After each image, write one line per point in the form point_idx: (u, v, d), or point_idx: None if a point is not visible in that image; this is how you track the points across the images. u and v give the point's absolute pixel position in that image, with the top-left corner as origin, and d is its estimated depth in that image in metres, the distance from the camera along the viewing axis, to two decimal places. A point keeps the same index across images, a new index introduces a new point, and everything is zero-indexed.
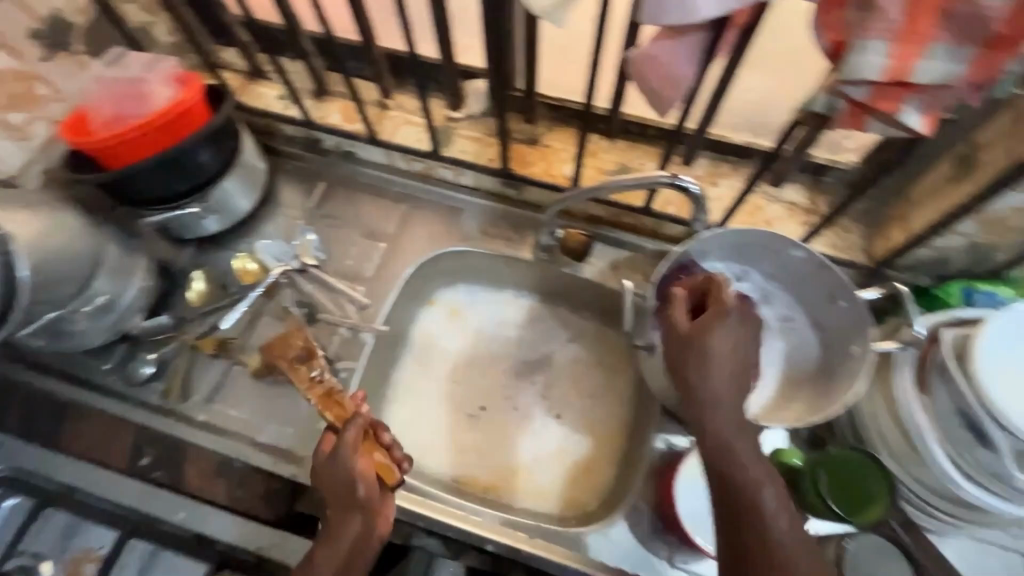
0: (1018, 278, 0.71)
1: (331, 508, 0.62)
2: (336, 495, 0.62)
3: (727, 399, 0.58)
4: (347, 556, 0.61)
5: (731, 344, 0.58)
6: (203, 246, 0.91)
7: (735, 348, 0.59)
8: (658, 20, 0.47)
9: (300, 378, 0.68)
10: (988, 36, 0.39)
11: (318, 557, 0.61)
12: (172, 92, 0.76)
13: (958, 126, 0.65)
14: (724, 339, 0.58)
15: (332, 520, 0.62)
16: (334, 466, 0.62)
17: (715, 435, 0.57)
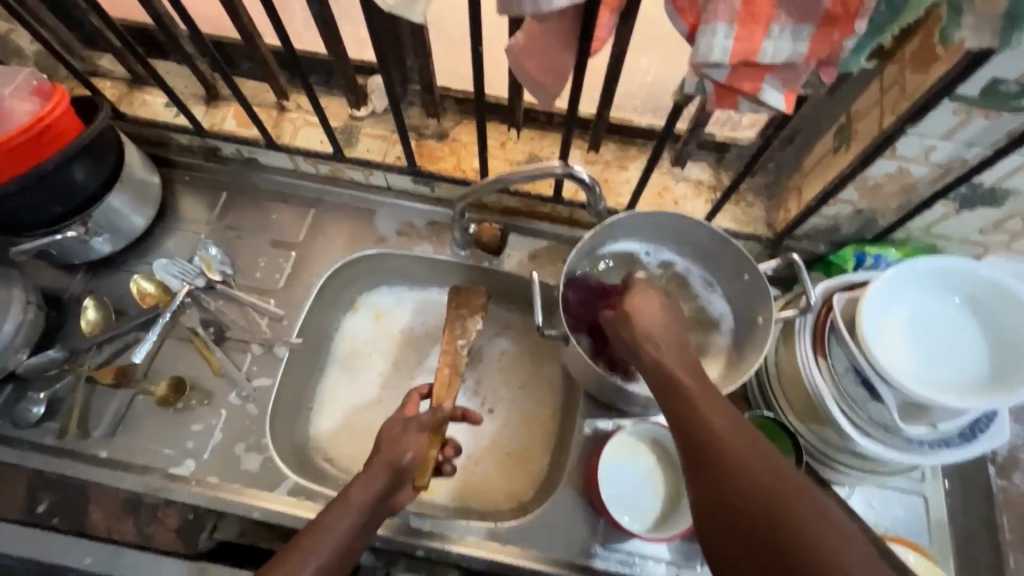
0: (903, 239, 0.76)
1: (376, 458, 0.64)
2: (388, 451, 0.64)
3: (656, 339, 0.58)
4: (376, 502, 0.61)
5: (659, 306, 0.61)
6: (95, 270, 0.84)
7: (660, 306, 0.62)
8: (512, 10, 0.44)
9: (449, 339, 0.80)
10: (823, 13, 0.40)
11: (354, 492, 0.60)
12: (32, 106, 0.69)
13: (838, 99, 0.68)
14: (645, 301, 0.62)
15: (375, 469, 0.62)
16: (409, 425, 0.67)
17: (658, 367, 0.56)
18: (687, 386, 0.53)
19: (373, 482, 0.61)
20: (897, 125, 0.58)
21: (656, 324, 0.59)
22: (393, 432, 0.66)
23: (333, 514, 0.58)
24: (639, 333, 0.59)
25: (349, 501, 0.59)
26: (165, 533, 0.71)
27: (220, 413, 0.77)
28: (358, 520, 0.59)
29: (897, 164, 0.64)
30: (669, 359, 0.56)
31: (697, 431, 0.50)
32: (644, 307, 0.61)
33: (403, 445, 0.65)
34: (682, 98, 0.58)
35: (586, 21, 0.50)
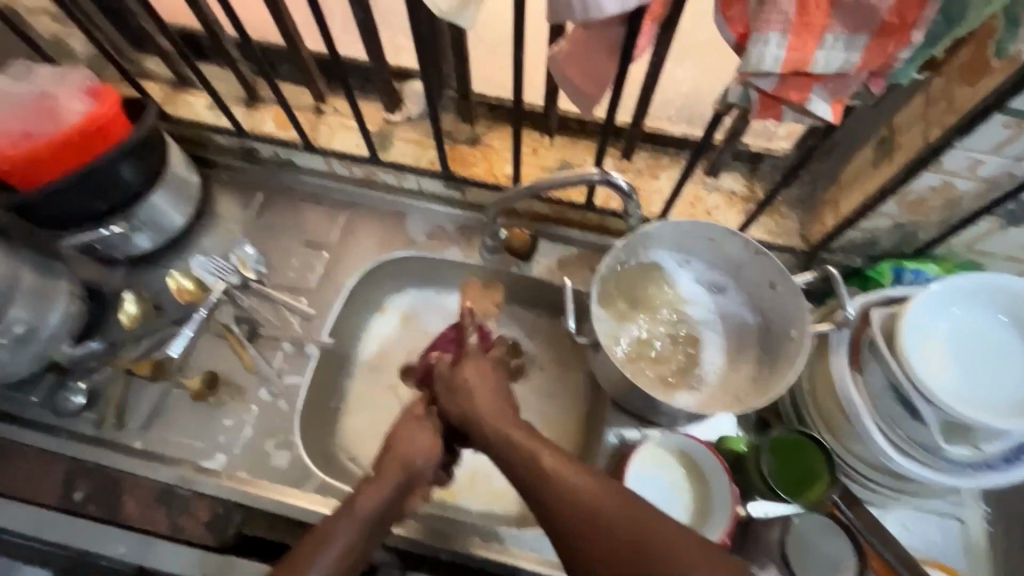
0: (944, 255, 0.74)
1: (389, 456, 0.66)
2: (400, 451, 0.67)
3: (481, 414, 0.66)
4: (384, 505, 0.62)
5: (487, 375, 0.71)
6: (136, 265, 0.87)
7: (488, 375, 0.71)
8: (561, 16, 0.44)
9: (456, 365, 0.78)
10: (878, 24, 0.40)
11: (360, 499, 0.61)
12: (85, 106, 0.72)
13: (879, 111, 0.67)
14: (473, 370, 0.71)
15: (387, 473, 0.64)
16: (423, 424, 0.71)
17: (501, 436, 0.63)
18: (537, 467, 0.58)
19: (382, 488, 0.63)
20: (944, 137, 0.57)
21: (486, 396, 0.68)
22: (408, 441, 0.68)
23: (340, 521, 0.58)
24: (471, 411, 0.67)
25: (357, 508, 0.60)
26: (195, 525, 0.72)
27: (251, 408, 0.78)
28: (363, 528, 0.59)
29: (941, 178, 0.63)
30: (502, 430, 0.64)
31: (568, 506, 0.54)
32: (471, 373, 0.71)
33: (412, 449, 0.68)
34: (722, 108, 0.58)
35: (630, 29, 0.50)
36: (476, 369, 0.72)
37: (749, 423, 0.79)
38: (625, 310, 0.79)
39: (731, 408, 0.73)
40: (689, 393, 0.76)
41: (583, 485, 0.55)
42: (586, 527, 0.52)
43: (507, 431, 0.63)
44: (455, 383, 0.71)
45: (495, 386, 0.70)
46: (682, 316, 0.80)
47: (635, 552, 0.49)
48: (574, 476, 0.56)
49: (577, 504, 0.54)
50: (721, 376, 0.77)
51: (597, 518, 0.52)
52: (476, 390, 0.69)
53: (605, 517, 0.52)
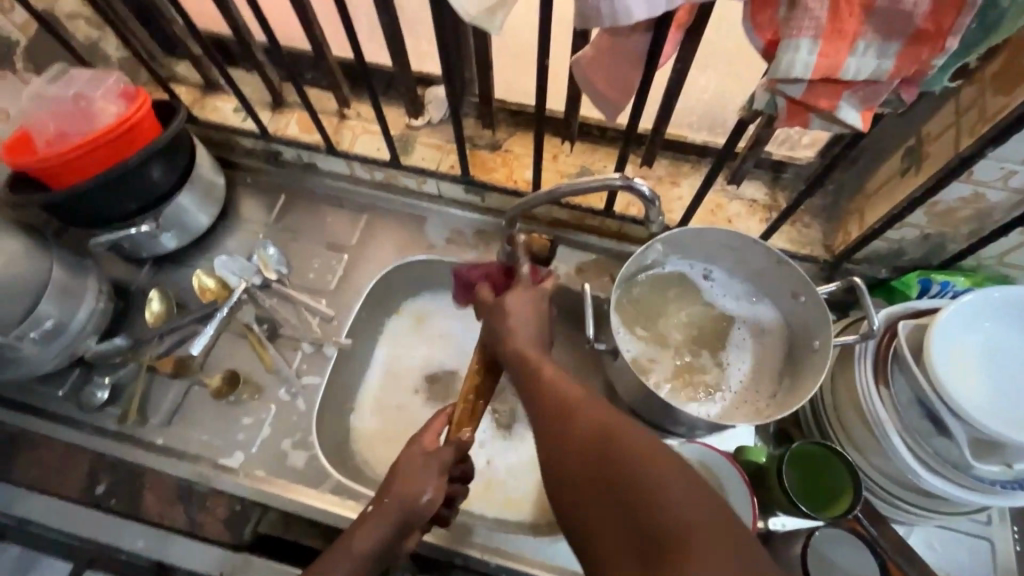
0: (972, 267, 0.72)
1: (387, 496, 0.61)
2: (400, 493, 0.61)
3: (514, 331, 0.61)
4: (383, 544, 0.60)
5: (534, 310, 0.63)
6: (161, 264, 0.89)
7: (536, 310, 0.64)
8: (590, 24, 0.43)
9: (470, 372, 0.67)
10: (912, 31, 0.40)
11: (355, 539, 0.59)
12: (118, 108, 0.74)
13: (908, 120, 0.66)
14: (521, 300, 0.63)
15: (384, 510, 0.60)
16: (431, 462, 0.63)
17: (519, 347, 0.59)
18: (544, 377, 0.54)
19: (378, 526, 0.60)
20: (975, 147, 0.56)
21: (525, 324, 0.61)
22: (410, 475, 0.62)
23: (330, 561, 0.58)
24: (506, 332, 0.61)
25: (349, 550, 0.59)
26: (213, 523, 0.73)
27: (269, 407, 0.79)
28: (361, 565, 0.59)
29: (972, 189, 0.61)
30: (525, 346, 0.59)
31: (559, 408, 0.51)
32: (514, 301, 0.63)
33: (418, 484, 0.62)
34: (747, 114, 0.58)
35: (658, 35, 0.50)
36: (519, 288, 0.65)
37: (768, 435, 0.78)
38: (644, 316, 0.78)
39: (752, 419, 0.71)
40: (709, 404, 0.75)
41: (579, 396, 0.51)
42: (569, 434, 0.48)
43: (525, 349, 0.59)
44: (498, 305, 0.64)
45: (539, 314, 0.63)
46: (705, 326, 0.79)
47: (612, 453, 0.45)
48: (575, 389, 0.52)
49: (570, 413, 0.50)
50: (743, 388, 0.76)
51: (581, 425, 0.48)
52: (516, 309, 0.62)
53: (588, 423, 0.48)
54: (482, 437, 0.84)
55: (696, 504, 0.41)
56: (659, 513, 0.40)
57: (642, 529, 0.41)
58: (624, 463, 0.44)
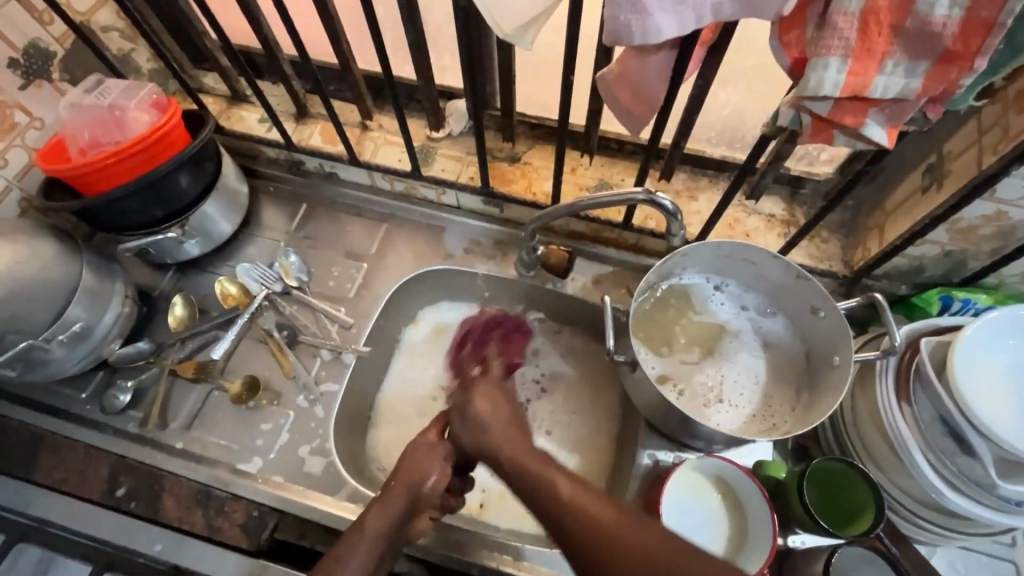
0: (994, 285, 0.72)
1: (395, 479, 0.65)
2: (407, 474, 0.65)
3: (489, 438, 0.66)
4: (393, 528, 0.62)
5: (494, 402, 0.68)
6: (184, 270, 0.90)
7: (496, 405, 0.68)
8: (621, 42, 0.44)
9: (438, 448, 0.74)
10: (941, 51, 0.40)
11: (368, 521, 0.61)
12: (150, 119, 0.76)
13: (930, 138, 0.66)
14: (481, 400, 0.69)
15: (394, 493, 0.63)
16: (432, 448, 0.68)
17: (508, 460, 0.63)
18: (561, 493, 0.57)
19: (387, 509, 0.62)
20: (999, 165, 0.56)
21: (496, 423, 0.66)
22: (416, 461, 0.66)
23: (347, 545, 0.59)
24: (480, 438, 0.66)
25: (364, 529, 0.60)
26: (231, 528, 0.70)
27: (288, 413, 0.79)
28: (378, 545, 0.60)
29: (995, 207, 0.61)
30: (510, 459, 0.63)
31: (586, 526, 0.54)
32: (481, 401, 0.69)
33: (423, 467, 0.66)
34: (771, 131, 0.58)
35: (684, 52, 0.51)
36: (483, 391, 0.70)
37: (786, 451, 0.77)
38: (660, 330, 0.79)
39: (770, 433, 0.71)
40: (723, 416, 0.75)
41: (599, 507, 0.55)
42: (603, 545, 0.52)
43: (518, 458, 0.62)
44: (467, 408, 0.69)
45: (507, 409, 0.68)
46: (720, 339, 0.79)
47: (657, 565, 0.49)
48: (590, 499, 0.56)
49: (595, 525, 0.53)
50: (757, 401, 0.76)
51: (610, 535, 0.52)
52: (490, 415, 0.67)
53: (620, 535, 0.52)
54: None
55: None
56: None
57: None
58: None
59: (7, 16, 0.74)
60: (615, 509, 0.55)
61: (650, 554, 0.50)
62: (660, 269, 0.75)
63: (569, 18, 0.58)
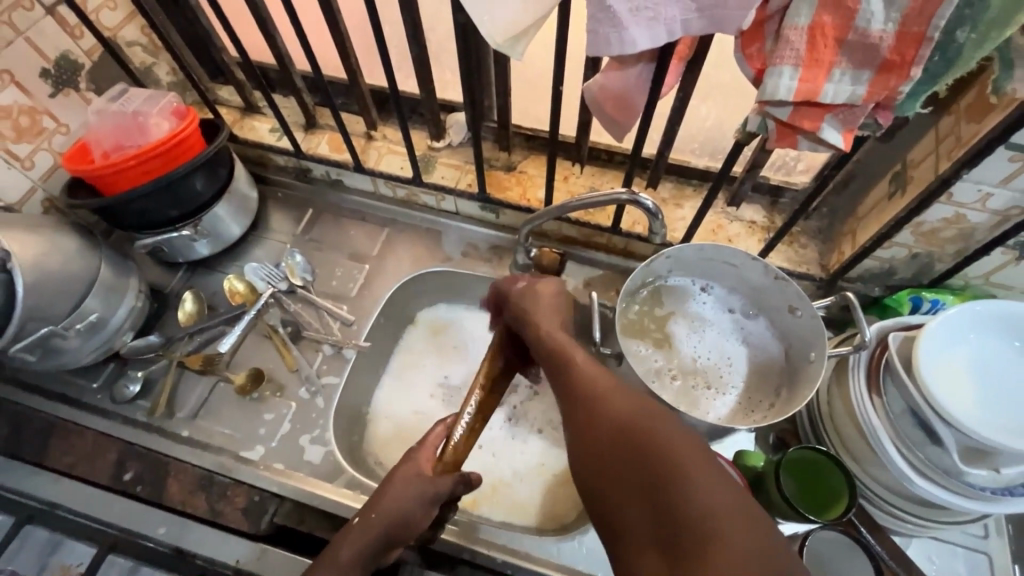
0: (961, 286, 0.76)
1: (376, 512, 0.62)
2: (387, 509, 0.62)
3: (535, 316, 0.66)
4: (367, 558, 0.62)
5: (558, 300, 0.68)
6: (194, 270, 0.95)
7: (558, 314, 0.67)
8: (602, 52, 0.49)
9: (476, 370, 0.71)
10: (882, 62, 0.46)
11: (342, 552, 0.61)
12: (169, 126, 0.81)
13: (894, 148, 0.71)
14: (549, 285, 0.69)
15: (372, 524, 0.62)
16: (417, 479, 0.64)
17: (544, 333, 0.63)
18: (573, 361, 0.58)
19: (361, 540, 0.61)
20: (953, 169, 0.61)
21: (548, 311, 0.66)
22: (402, 493, 0.63)
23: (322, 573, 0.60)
24: (526, 317, 0.66)
25: (338, 560, 0.61)
26: (232, 512, 0.74)
27: (290, 405, 0.83)
28: (351, 575, 0.61)
29: (954, 210, 0.66)
30: (549, 333, 0.63)
31: (579, 391, 0.54)
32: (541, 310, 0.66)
33: (408, 503, 0.63)
34: (743, 137, 0.63)
35: (660, 65, 0.57)
36: (549, 306, 0.67)
37: (767, 444, 0.81)
38: (650, 330, 0.82)
39: (751, 424, 0.75)
40: (709, 411, 0.78)
41: (617, 397, 0.52)
42: (597, 414, 0.51)
43: (555, 333, 0.63)
44: (526, 292, 0.69)
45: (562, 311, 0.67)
46: (707, 340, 0.82)
47: (630, 431, 0.47)
48: (610, 390, 0.53)
49: (586, 387, 0.54)
50: (738, 397, 0.79)
51: (610, 420, 0.50)
52: (543, 300, 0.67)
53: (621, 415, 0.49)
54: (490, 442, 0.87)
55: (723, 498, 0.41)
56: (682, 502, 0.41)
57: (655, 496, 0.43)
58: (634, 431, 0.47)
59: (43, 30, 0.80)
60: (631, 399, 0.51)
61: (631, 419, 0.48)
62: (644, 271, 0.79)
63: (559, 33, 0.63)
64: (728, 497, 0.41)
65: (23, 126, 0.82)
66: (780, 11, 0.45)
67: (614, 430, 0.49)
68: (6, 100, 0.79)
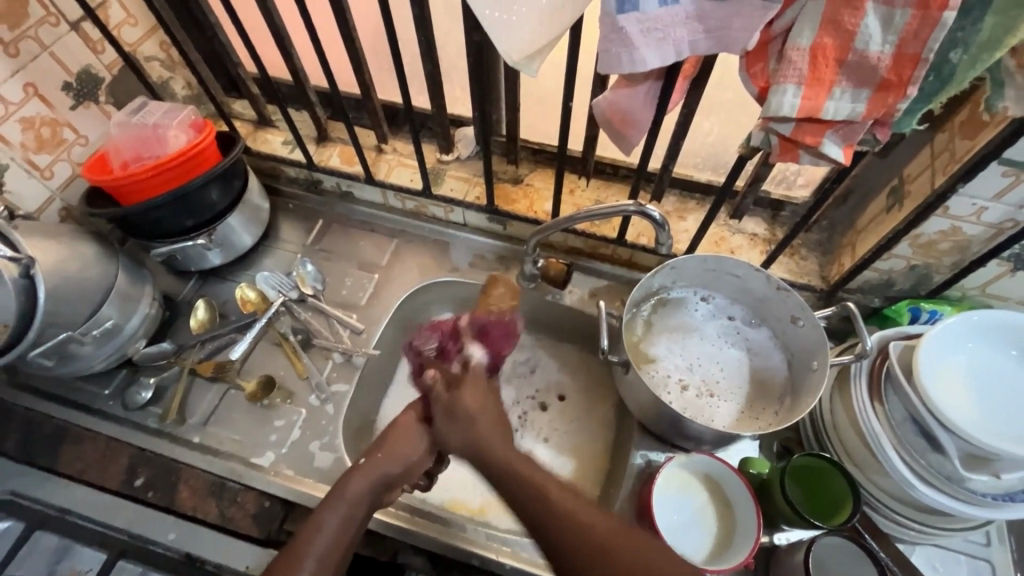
0: (958, 297, 0.78)
1: (382, 453, 0.71)
2: (393, 452, 0.72)
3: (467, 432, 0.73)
4: (371, 495, 0.69)
5: (484, 395, 0.77)
6: (205, 278, 0.96)
7: (485, 403, 0.76)
8: (613, 70, 0.51)
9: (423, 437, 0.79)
10: (880, 80, 0.48)
11: (350, 488, 0.67)
12: (187, 138, 0.84)
13: (891, 164, 0.74)
14: (472, 392, 0.76)
15: (377, 464, 0.70)
16: (414, 430, 0.76)
17: (474, 442, 0.73)
18: (531, 483, 0.66)
19: (368, 476, 0.69)
20: (949, 183, 0.63)
21: (482, 412, 0.75)
22: (402, 444, 0.74)
23: (328, 514, 0.65)
24: (465, 424, 0.74)
25: (344, 496, 0.67)
26: (241, 518, 0.75)
27: (300, 411, 0.84)
28: (356, 510, 0.67)
29: (950, 223, 0.68)
30: (495, 453, 0.70)
31: (557, 521, 0.61)
32: (471, 400, 0.75)
33: (407, 450, 0.74)
34: (747, 152, 0.66)
35: (667, 82, 0.59)
36: (480, 411, 0.75)
37: (772, 452, 0.82)
38: (653, 338, 0.84)
39: (755, 431, 0.76)
40: (712, 415, 0.79)
41: (596, 518, 0.61)
42: (587, 547, 0.59)
43: (504, 456, 0.70)
44: (456, 408, 0.75)
45: (491, 406, 0.76)
46: (708, 346, 0.84)
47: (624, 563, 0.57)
48: (589, 514, 0.61)
49: (565, 516, 0.61)
50: (743, 404, 0.80)
51: (601, 549, 0.58)
52: (477, 416, 0.74)
53: (600, 534, 0.59)
54: None
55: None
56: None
57: None
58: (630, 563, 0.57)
59: (66, 45, 0.83)
60: (607, 519, 0.61)
61: (619, 548, 0.58)
62: (650, 281, 0.81)
63: (570, 52, 0.66)
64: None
65: (45, 137, 0.84)
66: (783, 33, 0.48)
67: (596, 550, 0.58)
68: (28, 112, 0.81)
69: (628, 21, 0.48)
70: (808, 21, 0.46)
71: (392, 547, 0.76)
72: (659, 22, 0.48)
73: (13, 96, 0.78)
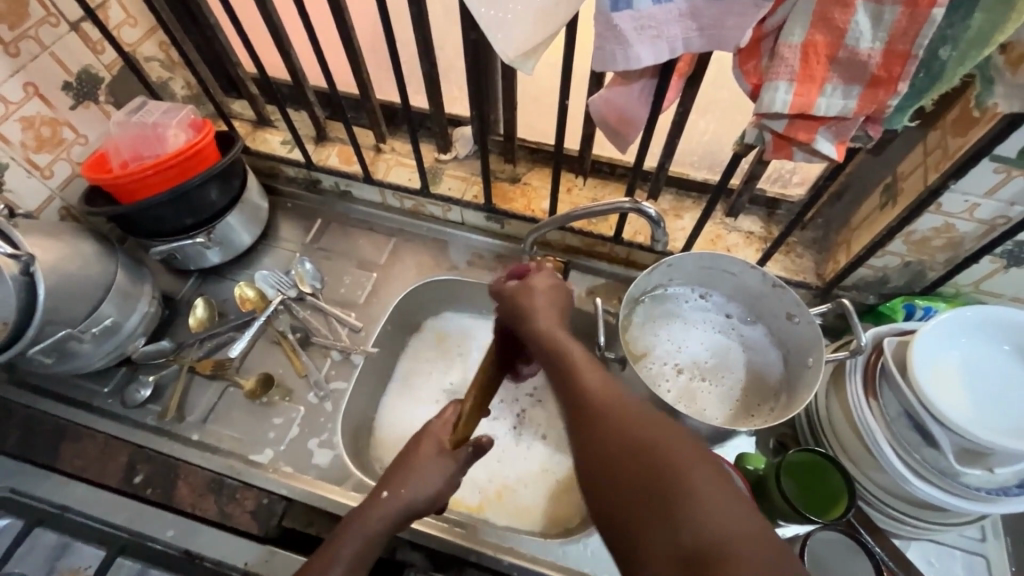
0: (952, 294, 0.79)
1: (403, 485, 0.64)
2: (413, 485, 0.64)
3: (527, 315, 0.64)
4: (391, 529, 0.63)
5: (553, 289, 0.67)
6: (205, 277, 0.97)
7: (553, 289, 0.67)
8: (607, 67, 0.52)
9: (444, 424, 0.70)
10: (869, 77, 0.49)
11: (366, 521, 0.62)
12: (186, 137, 0.84)
13: (885, 162, 0.75)
14: (542, 278, 0.68)
15: (396, 498, 0.63)
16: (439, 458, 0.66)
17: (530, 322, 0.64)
18: (568, 357, 0.57)
19: (386, 510, 0.63)
20: (941, 180, 0.64)
21: (544, 307, 0.64)
22: (426, 471, 0.65)
23: (342, 544, 0.61)
24: (520, 307, 0.65)
25: (362, 528, 0.62)
26: (241, 514, 0.75)
27: (299, 409, 0.85)
28: (372, 545, 0.62)
29: (943, 220, 0.69)
30: (549, 331, 0.62)
31: (582, 403, 0.52)
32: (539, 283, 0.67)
33: (429, 481, 0.65)
34: (741, 149, 0.66)
35: (662, 80, 0.60)
36: (546, 298, 0.66)
37: (768, 448, 0.83)
38: (650, 334, 0.84)
39: (750, 426, 0.77)
40: (708, 410, 0.80)
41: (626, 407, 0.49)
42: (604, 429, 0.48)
43: (552, 333, 0.61)
44: (522, 290, 0.67)
45: (560, 301, 0.66)
46: (705, 342, 0.85)
47: (645, 454, 0.44)
48: (621, 401, 0.50)
49: (589, 395, 0.52)
50: (738, 400, 0.81)
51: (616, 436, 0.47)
52: (538, 299, 0.66)
53: (619, 434, 0.47)
54: (498, 447, 0.89)
55: (738, 528, 0.39)
56: (694, 531, 0.39)
57: (674, 529, 0.40)
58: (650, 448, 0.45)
59: (66, 45, 0.83)
60: (638, 407, 0.49)
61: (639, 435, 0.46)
62: (646, 278, 0.81)
63: (566, 51, 0.67)
64: (745, 528, 0.39)
65: (45, 137, 0.85)
66: (775, 31, 0.49)
67: (608, 454, 0.46)
68: (28, 112, 0.81)
69: (622, 19, 0.48)
70: (799, 19, 0.47)
71: (391, 543, 0.77)
72: (653, 20, 0.48)
73: (13, 95, 0.79)
